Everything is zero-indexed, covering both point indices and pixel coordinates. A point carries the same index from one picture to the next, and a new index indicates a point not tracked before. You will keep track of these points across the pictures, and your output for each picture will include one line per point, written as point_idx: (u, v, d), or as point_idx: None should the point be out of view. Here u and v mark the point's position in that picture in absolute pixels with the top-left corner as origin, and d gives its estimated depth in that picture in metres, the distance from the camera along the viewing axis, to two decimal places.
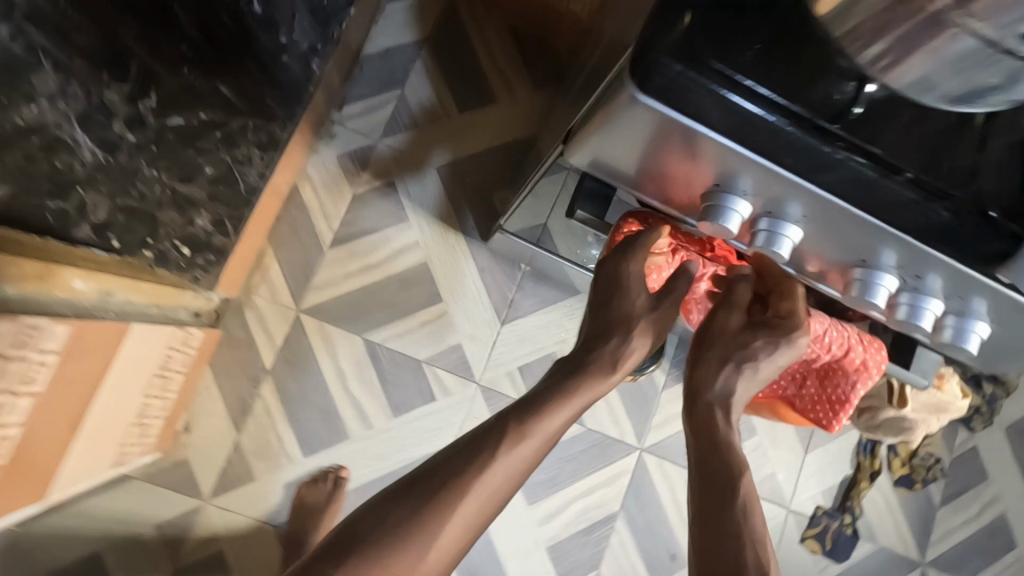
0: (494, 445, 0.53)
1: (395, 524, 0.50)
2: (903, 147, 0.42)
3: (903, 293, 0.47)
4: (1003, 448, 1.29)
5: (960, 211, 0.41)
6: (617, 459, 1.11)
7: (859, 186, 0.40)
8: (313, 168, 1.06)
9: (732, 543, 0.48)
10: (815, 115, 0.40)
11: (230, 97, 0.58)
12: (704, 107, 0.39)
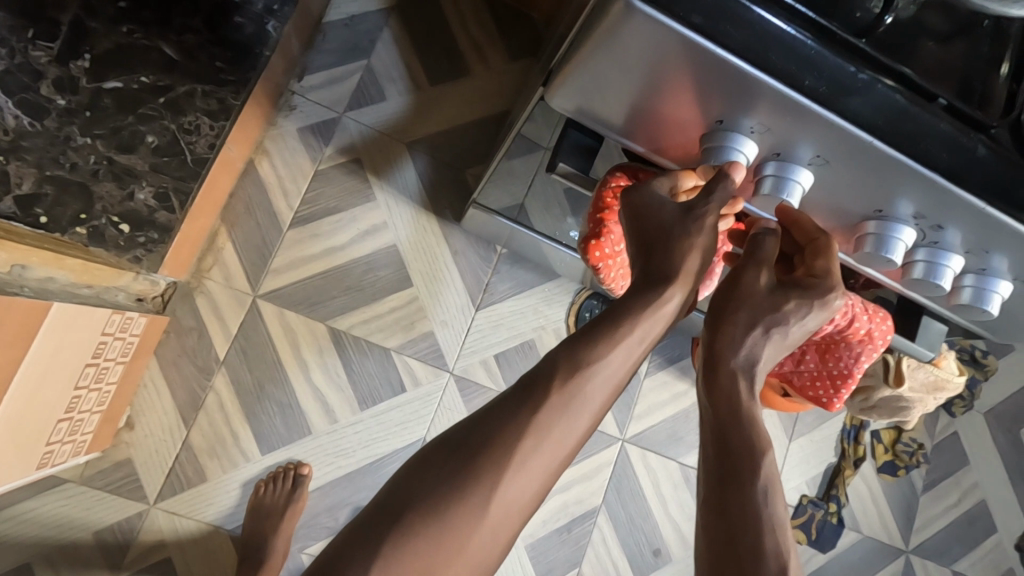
0: (514, 423, 0.46)
1: (411, 528, 0.43)
2: (934, 71, 0.38)
3: (920, 249, 0.45)
4: (981, 433, 1.29)
5: (998, 145, 0.37)
6: (598, 451, 1.06)
7: (886, 113, 0.36)
8: (271, 142, 0.98)
9: (751, 531, 0.43)
10: (838, 30, 0.36)
11: (174, 57, 0.74)
12: (715, 18, 0.34)
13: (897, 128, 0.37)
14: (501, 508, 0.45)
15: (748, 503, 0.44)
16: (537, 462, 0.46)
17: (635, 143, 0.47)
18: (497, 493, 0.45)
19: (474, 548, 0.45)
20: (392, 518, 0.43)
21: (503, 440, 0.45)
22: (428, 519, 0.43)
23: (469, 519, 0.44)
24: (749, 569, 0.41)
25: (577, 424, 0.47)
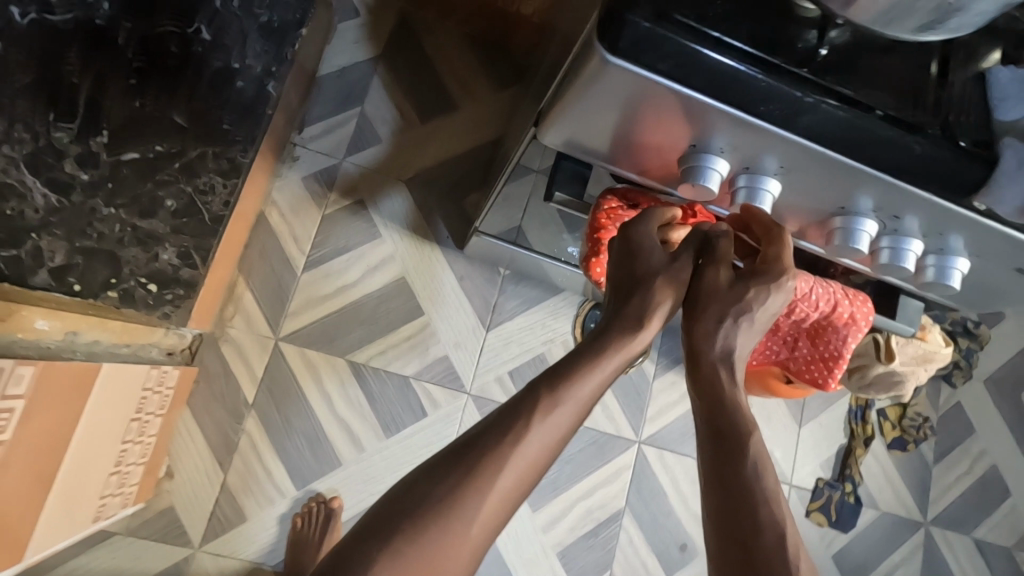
0: (525, 424, 0.50)
1: (422, 525, 0.46)
2: (871, 86, 0.43)
3: (884, 237, 0.50)
4: (982, 401, 1.34)
5: (935, 144, 0.42)
6: (616, 454, 1.10)
7: (832, 127, 0.42)
8: (278, 191, 1.04)
9: (750, 509, 0.48)
10: (780, 61, 0.41)
11: (183, 123, 0.75)
12: (675, 61, 0.40)
13: (843, 138, 0.42)
14: (502, 503, 0.49)
15: (745, 478, 0.49)
16: (539, 451, 0.50)
17: (628, 169, 0.53)
18: (504, 485, 0.49)
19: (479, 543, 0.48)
20: (407, 513, 0.47)
21: (509, 435, 0.49)
22: (440, 511, 0.47)
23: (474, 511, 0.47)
24: (752, 544, 0.46)
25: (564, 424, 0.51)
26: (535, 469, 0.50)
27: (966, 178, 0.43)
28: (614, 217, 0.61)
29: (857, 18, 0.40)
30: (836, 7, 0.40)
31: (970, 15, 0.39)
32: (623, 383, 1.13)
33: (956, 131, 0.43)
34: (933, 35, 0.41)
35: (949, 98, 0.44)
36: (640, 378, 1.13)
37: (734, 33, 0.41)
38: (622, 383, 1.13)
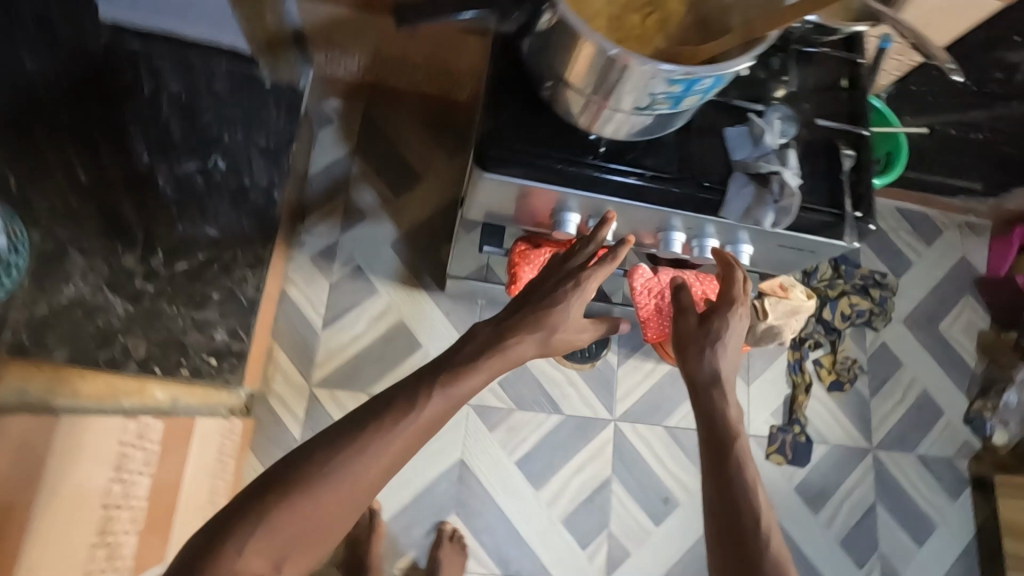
0: (428, 395, 0.60)
1: (323, 471, 0.53)
2: (643, 159, 0.69)
3: (692, 239, 0.76)
4: (905, 338, 1.58)
5: (686, 186, 0.68)
6: (597, 432, 1.34)
7: (622, 188, 0.68)
8: (293, 271, 1.31)
9: (736, 501, 0.62)
10: (582, 156, 0.67)
11: (214, 235, 1.08)
12: (519, 166, 0.66)
13: (632, 191, 0.68)
14: (395, 460, 0.56)
15: (735, 479, 0.63)
16: (436, 414, 0.60)
17: (522, 219, 0.79)
18: (401, 437, 0.57)
19: (369, 490, 0.55)
20: (317, 453, 0.54)
21: (411, 399, 0.60)
22: (344, 454, 0.55)
23: (371, 460, 0.55)
24: (734, 528, 0.61)
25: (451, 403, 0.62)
26: (427, 432, 0.59)
27: (710, 202, 0.68)
28: (524, 256, 0.84)
29: (611, 132, 0.65)
30: (591, 129, 0.64)
31: (670, 124, 0.64)
32: (593, 374, 1.38)
33: (701, 176, 0.69)
34: (662, 131, 0.66)
35: (698, 153, 0.70)
36: (607, 368, 1.38)
37: (552, 146, 0.67)
38: (592, 374, 1.38)
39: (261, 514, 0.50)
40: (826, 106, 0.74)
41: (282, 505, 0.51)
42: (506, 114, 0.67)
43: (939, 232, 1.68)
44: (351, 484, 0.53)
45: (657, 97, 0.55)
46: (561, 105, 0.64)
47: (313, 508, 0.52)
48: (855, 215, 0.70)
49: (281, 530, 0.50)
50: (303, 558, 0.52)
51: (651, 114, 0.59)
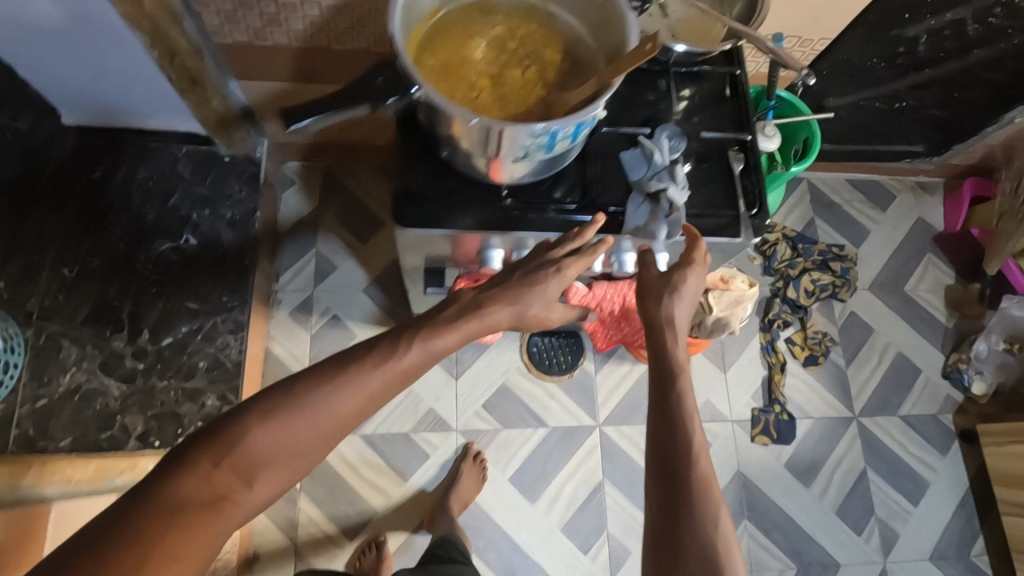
0: (405, 347, 0.62)
1: (300, 400, 0.57)
2: (546, 194, 0.75)
3: (611, 255, 0.80)
4: (873, 304, 1.62)
5: (587, 213, 0.75)
6: (583, 440, 1.40)
7: (529, 223, 0.74)
8: (275, 328, 1.39)
9: (672, 430, 0.62)
10: (490, 200, 0.74)
11: (195, 308, 1.27)
12: (434, 219, 0.73)
13: (539, 224, 0.74)
14: (363, 398, 0.59)
15: (676, 409, 0.63)
16: (408, 366, 0.62)
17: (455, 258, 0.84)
18: (372, 384, 0.60)
19: (336, 424, 0.58)
20: (294, 391, 0.57)
21: (384, 350, 0.62)
22: (319, 392, 0.58)
23: (342, 397, 0.58)
24: (668, 454, 0.61)
25: (429, 357, 0.64)
26: (397, 382, 0.61)
27: (612, 224, 0.74)
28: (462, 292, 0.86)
29: (510, 179, 0.72)
30: (491, 178, 0.71)
31: (560, 162, 0.71)
32: (572, 384, 1.43)
33: (601, 201, 0.75)
34: (558, 167, 0.73)
35: (597, 180, 0.76)
36: (585, 376, 1.44)
37: (465, 197, 0.74)
38: (571, 384, 1.43)
39: (240, 439, 0.54)
40: (713, 118, 0.81)
41: (261, 432, 0.55)
42: (417, 174, 0.74)
43: (892, 196, 1.73)
44: (323, 421, 0.57)
45: (530, 148, 0.62)
46: (460, 161, 0.71)
47: (287, 438, 0.55)
48: (750, 214, 0.76)
49: (257, 454, 0.54)
50: (275, 483, 0.55)
51: (535, 162, 0.67)
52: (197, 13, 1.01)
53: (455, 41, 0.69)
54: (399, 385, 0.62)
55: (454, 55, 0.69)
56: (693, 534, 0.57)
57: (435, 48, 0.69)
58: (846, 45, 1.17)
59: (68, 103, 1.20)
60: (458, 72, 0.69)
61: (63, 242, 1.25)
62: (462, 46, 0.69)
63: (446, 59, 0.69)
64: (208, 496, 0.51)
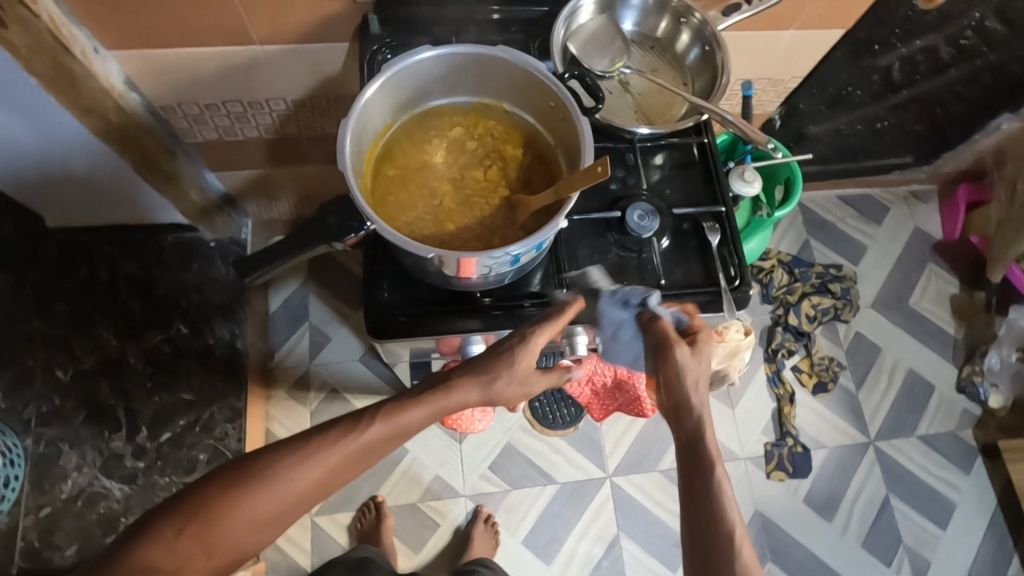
0: (369, 422, 0.60)
1: (260, 472, 0.56)
2: (520, 289, 0.74)
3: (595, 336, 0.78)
4: (877, 321, 1.59)
5: (563, 305, 0.73)
6: (594, 494, 1.37)
7: (507, 322, 0.72)
8: (273, 408, 1.38)
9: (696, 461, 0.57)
10: (464, 303, 0.72)
11: (190, 399, 1.28)
12: (409, 328, 0.72)
13: (516, 321, 0.72)
14: (321, 475, 0.57)
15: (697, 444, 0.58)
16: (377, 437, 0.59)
17: (437, 352, 0.83)
18: (333, 457, 0.58)
19: (293, 498, 0.56)
20: (260, 461, 0.57)
21: (354, 419, 0.60)
22: (279, 465, 0.56)
23: (302, 472, 0.57)
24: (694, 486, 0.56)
25: (397, 430, 0.61)
26: (360, 458, 0.59)
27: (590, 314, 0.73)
28: None
29: (480, 284, 0.71)
30: (460, 285, 0.70)
31: (529, 263, 0.70)
32: (578, 437, 1.41)
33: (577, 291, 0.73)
34: (529, 264, 0.71)
35: (572, 268, 0.75)
36: (590, 428, 1.41)
37: (437, 301, 0.72)
38: (577, 437, 1.41)
39: (204, 507, 0.54)
40: (685, 189, 0.80)
41: (224, 503, 0.54)
42: (388, 283, 0.73)
43: (885, 209, 1.70)
44: (283, 495, 0.56)
45: (494, 263, 0.61)
46: (427, 272, 0.70)
47: (247, 513, 0.55)
48: (731, 286, 0.74)
49: (218, 525, 0.54)
50: (235, 549, 0.55)
51: (500, 272, 0.66)
52: (164, 117, 1.01)
53: (411, 151, 0.69)
54: (362, 460, 0.59)
55: (411, 165, 0.68)
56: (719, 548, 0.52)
57: (392, 161, 0.68)
58: (821, 80, 1.15)
59: (50, 207, 1.19)
60: (418, 182, 0.68)
61: (55, 346, 1.25)
62: (419, 154, 0.69)
63: (405, 170, 0.68)
64: (166, 567, 0.52)
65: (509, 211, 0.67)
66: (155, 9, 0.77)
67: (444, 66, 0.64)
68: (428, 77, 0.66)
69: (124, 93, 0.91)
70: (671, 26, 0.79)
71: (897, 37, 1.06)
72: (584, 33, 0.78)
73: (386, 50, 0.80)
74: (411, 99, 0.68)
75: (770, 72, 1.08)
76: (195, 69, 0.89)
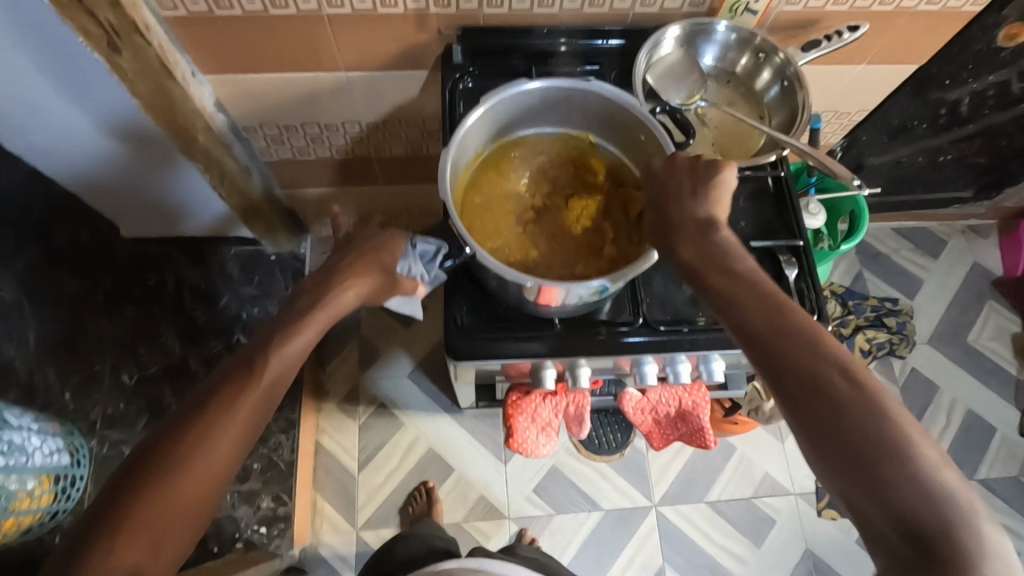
0: (269, 361, 0.57)
1: (176, 449, 0.51)
2: (596, 315, 0.74)
3: (666, 365, 0.77)
4: (934, 358, 1.54)
5: (639, 331, 0.73)
6: (639, 521, 1.35)
7: (585, 346, 0.72)
8: (324, 419, 1.40)
9: (864, 438, 0.45)
10: (542, 328, 0.73)
11: None
12: (488, 351, 0.72)
13: (593, 346, 0.72)
14: (246, 430, 0.54)
15: (850, 420, 0.46)
16: (303, 349, 0.60)
17: (503, 375, 0.82)
18: (245, 409, 0.54)
19: (218, 465, 0.52)
20: (187, 415, 0.53)
21: (271, 341, 0.59)
22: (188, 444, 0.51)
23: (219, 432, 0.53)
24: (876, 466, 0.45)
25: (298, 351, 0.60)
26: (272, 395, 0.57)
27: (666, 343, 0.73)
28: (517, 406, 0.84)
29: (561, 310, 0.71)
30: (541, 309, 0.71)
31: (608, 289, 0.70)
32: (624, 462, 1.39)
33: (653, 320, 0.74)
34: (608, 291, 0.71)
35: (648, 298, 0.76)
36: (637, 454, 1.40)
37: (513, 325, 0.73)
38: (623, 463, 1.39)
39: (151, 469, 0.50)
40: (760, 224, 0.81)
41: (177, 448, 0.51)
42: (467, 306, 0.74)
43: (942, 243, 1.66)
44: (237, 424, 0.54)
45: (585, 292, 0.63)
46: (508, 297, 0.71)
47: (172, 500, 0.49)
48: None
49: (140, 522, 0.48)
50: (214, 490, 0.52)
51: (582, 298, 0.66)
52: (245, 137, 1.05)
53: (497, 180, 0.71)
54: (276, 396, 0.57)
55: (498, 195, 0.70)
56: (909, 492, 0.43)
57: (479, 190, 0.70)
58: (891, 113, 1.14)
59: (123, 218, 1.27)
60: (505, 211, 0.70)
61: (122, 351, 1.30)
62: (505, 184, 0.71)
63: (491, 200, 0.70)
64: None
65: (596, 241, 0.69)
66: (247, 37, 0.82)
67: (540, 99, 0.68)
68: (521, 110, 0.70)
69: (214, 114, 0.95)
70: (752, 61, 0.80)
71: (969, 72, 1.05)
72: (663, 65, 0.81)
73: (468, 78, 0.84)
74: (501, 129, 0.71)
75: (837, 105, 1.08)
76: (276, 94, 0.94)
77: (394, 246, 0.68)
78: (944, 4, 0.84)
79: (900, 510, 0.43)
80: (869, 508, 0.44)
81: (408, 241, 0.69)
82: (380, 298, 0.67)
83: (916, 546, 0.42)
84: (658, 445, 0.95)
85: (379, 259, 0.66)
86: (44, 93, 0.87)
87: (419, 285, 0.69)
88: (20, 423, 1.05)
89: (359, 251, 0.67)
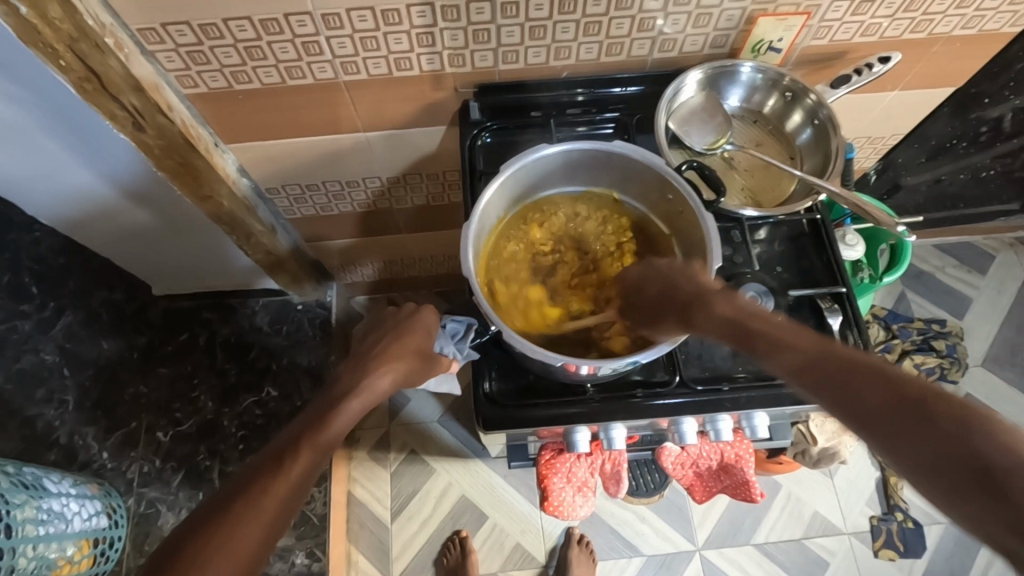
0: (305, 447, 0.56)
1: (207, 532, 0.50)
2: (630, 378, 0.72)
3: (706, 422, 0.73)
4: (989, 381, 1.46)
5: (679, 390, 0.71)
6: (682, 568, 1.29)
7: (623, 408, 0.70)
8: (355, 469, 1.38)
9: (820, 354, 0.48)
10: (575, 395, 0.71)
11: None
12: (521, 421, 0.70)
13: (631, 409, 0.70)
14: (275, 516, 0.52)
15: (795, 348, 0.49)
16: (340, 433, 0.60)
17: (535, 437, 0.77)
18: (276, 491, 0.53)
19: (241, 556, 0.49)
20: (173, 556, 0.48)
21: (302, 434, 0.58)
22: (221, 528, 0.50)
23: (248, 516, 0.51)
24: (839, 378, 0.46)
25: (337, 434, 0.59)
26: (305, 480, 0.55)
27: (706, 400, 0.71)
28: (551, 465, 0.82)
29: (594, 377, 0.69)
30: (571, 377, 0.69)
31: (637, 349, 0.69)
32: (665, 505, 1.34)
33: (692, 380, 0.72)
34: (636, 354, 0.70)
35: (684, 355, 0.73)
36: (677, 495, 1.34)
37: (545, 392, 0.71)
38: (664, 505, 1.34)
39: (181, 554, 0.48)
40: (799, 269, 0.78)
41: (211, 534, 0.49)
42: (494, 375, 0.72)
43: (990, 258, 1.58)
44: (264, 523, 0.51)
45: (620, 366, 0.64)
46: (540, 367, 0.69)
47: None
48: None
49: None
50: None
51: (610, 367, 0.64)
52: (269, 199, 1.06)
53: (525, 233, 0.76)
54: (309, 485, 0.55)
55: (527, 247, 0.76)
56: (981, 437, 0.38)
57: (510, 242, 0.76)
58: (928, 135, 1.09)
59: (156, 279, 1.30)
60: (529, 274, 0.74)
61: (157, 409, 1.32)
62: (534, 236, 0.76)
63: (518, 258, 0.75)
64: None
65: None
66: (266, 107, 0.83)
67: (559, 161, 0.72)
68: (539, 178, 0.75)
69: (237, 179, 0.96)
70: (780, 103, 0.79)
71: (1010, 90, 1.00)
72: (685, 109, 0.78)
73: (486, 133, 0.83)
74: (522, 194, 0.76)
75: (868, 131, 1.04)
76: (296, 157, 0.94)
77: (427, 326, 0.70)
78: (981, 27, 0.79)
79: (954, 426, 0.39)
80: (941, 476, 0.39)
81: (441, 320, 0.71)
82: (416, 377, 0.67)
83: (1001, 503, 0.36)
84: (702, 495, 0.91)
85: (412, 343, 0.68)
86: (74, 167, 0.89)
87: (453, 362, 0.71)
88: (59, 489, 1.07)
89: (396, 331, 0.69)
